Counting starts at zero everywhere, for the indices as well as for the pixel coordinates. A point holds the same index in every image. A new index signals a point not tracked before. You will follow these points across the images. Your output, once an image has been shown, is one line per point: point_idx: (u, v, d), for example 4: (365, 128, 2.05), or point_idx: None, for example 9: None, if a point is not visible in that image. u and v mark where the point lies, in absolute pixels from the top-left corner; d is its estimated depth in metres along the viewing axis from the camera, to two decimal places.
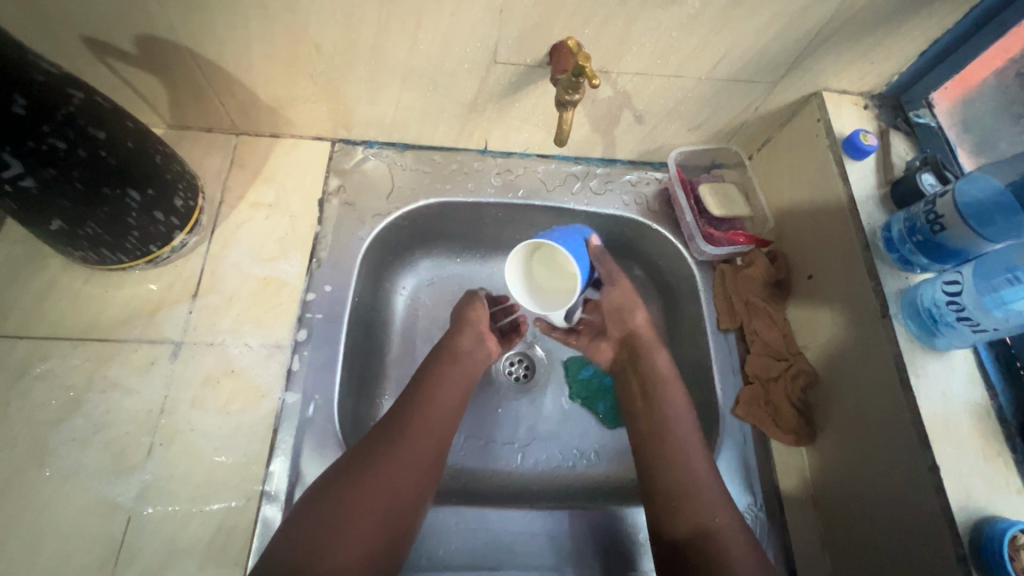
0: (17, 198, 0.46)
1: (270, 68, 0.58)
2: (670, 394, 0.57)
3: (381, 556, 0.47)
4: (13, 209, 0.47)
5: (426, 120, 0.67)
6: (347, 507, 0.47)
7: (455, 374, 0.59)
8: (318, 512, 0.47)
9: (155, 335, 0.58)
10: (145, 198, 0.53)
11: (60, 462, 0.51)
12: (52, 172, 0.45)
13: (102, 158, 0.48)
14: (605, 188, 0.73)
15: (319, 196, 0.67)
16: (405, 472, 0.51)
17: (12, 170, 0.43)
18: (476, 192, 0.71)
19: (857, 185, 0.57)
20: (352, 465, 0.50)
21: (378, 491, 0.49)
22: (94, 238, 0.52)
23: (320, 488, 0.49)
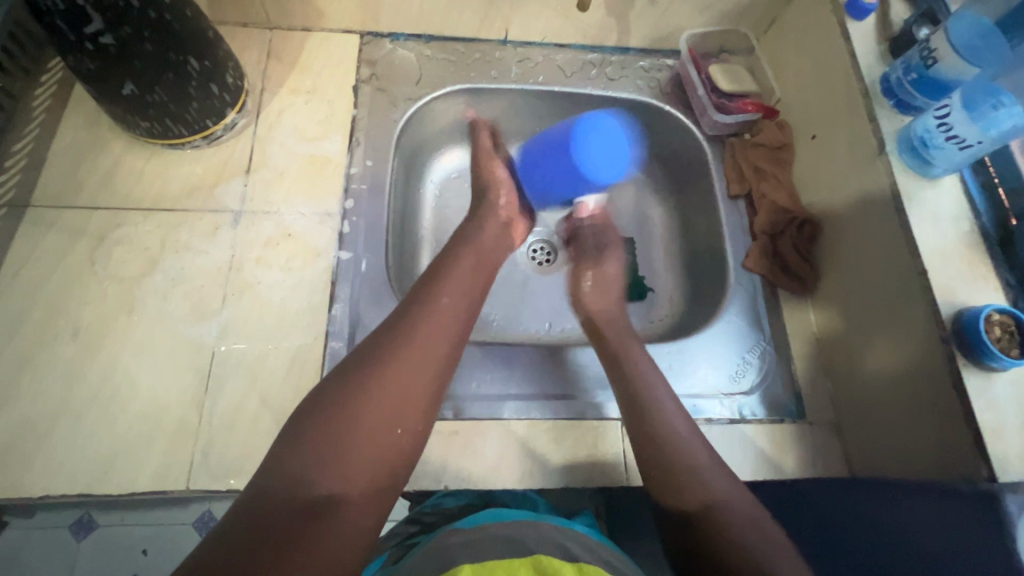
0: (98, 59, 0.51)
1: None
2: (644, 365, 0.58)
3: (387, 478, 0.44)
4: (90, 70, 0.52)
5: (451, 7, 0.71)
6: (347, 427, 0.43)
7: (453, 288, 0.55)
8: (312, 434, 0.42)
9: (217, 205, 0.63)
10: (203, 69, 0.58)
11: (146, 309, 0.57)
12: (128, 30, 0.50)
13: (167, 23, 0.52)
14: (619, 73, 0.78)
15: (353, 83, 0.72)
16: (408, 389, 0.47)
17: (97, 27, 0.48)
18: (499, 79, 0.75)
19: (858, 41, 0.62)
20: (350, 381, 0.46)
21: (378, 410, 0.45)
22: (160, 106, 0.57)
23: (313, 407, 0.44)
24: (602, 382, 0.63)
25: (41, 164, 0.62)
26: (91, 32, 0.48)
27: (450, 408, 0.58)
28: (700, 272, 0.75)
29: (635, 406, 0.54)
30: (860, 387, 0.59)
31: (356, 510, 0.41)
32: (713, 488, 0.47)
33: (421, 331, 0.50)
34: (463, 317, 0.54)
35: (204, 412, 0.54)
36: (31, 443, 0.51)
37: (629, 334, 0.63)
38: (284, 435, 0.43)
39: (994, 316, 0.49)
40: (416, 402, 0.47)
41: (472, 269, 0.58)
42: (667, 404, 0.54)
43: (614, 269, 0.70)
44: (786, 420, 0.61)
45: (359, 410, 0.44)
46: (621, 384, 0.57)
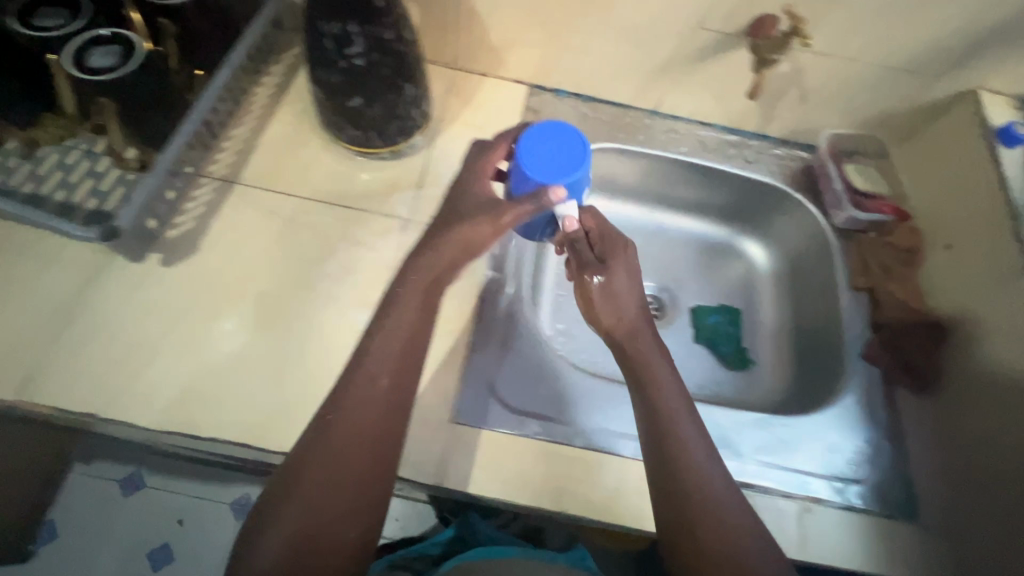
0: (345, 75, 0.60)
1: (512, 11, 0.72)
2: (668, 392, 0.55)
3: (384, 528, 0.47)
4: (333, 83, 0.61)
5: (618, 75, 0.79)
6: (292, 493, 0.47)
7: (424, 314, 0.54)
8: (309, 505, 0.46)
9: (390, 210, 0.71)
10: (413, 95, 0.67)
11: (320, 289, 0.64)
12: (378, 54, 0.59)
13: (403, 55, 0.61)
14: (755, 156, 0.84)
15: (518, 126, 0.80)
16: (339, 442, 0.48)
17: (359, 48, 0.58)
18: (646, 144, 0.83)
19: (1009, 166, 0.65)
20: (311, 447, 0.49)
21: (335, 479, 0.47)
22: (372, 120, 0.66)
23: (283, 474, 0.48)
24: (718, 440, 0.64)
25: (252, 151, 0.72)
26: (352, 51, 0.58)
27: (576, 436, 0.61)
28: (814, 356, 0.77)
29: (658, 442, 0.53)
30: (981, 495, 0.60)
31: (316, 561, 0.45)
32: (705, 533, 0.49)
33: (347, 395, 0.50)
34: (411, 367, 0.52)
35: None
36: (205, 389, 0.57)
37: (655, 343, 0.59)
38: (273, 500, 0.47)
39: None
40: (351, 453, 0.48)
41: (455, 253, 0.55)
42: (683, 434, 0.53)
43: (625, 281, 0.60)
44: (898, 518, 0.61)
45: (334, 482, 0.47)
46: (642, 411, 0.55)
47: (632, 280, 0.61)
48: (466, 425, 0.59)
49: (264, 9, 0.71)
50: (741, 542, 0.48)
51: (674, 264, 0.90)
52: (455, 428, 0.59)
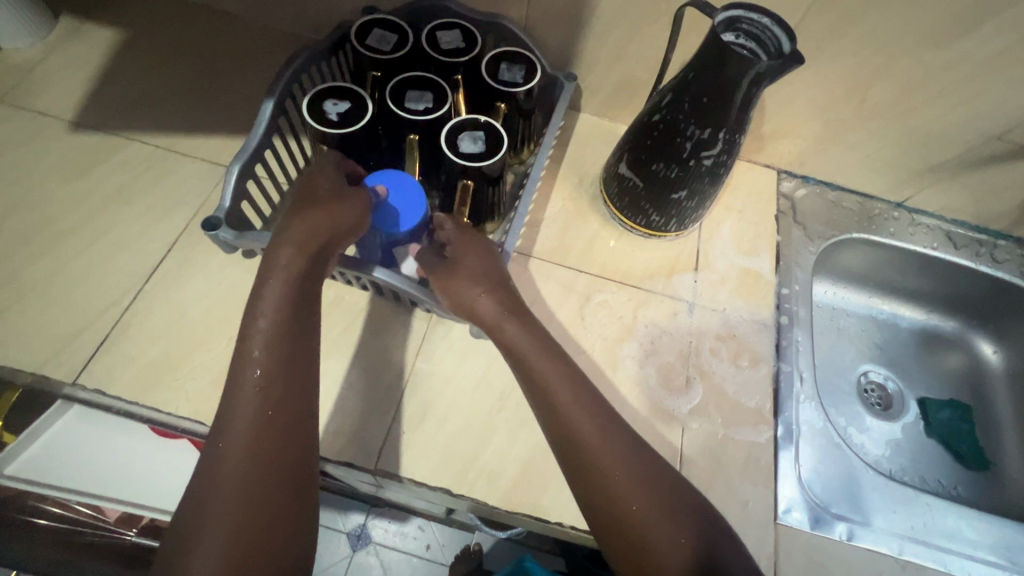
0: (685, 171, 0.63)
1: (802, 108, 0.75)
2: (556, 385, 0.53)
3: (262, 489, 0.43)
4: (669, 175, 0.64)
5: (879, 170, 0.81)
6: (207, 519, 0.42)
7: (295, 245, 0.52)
8: (212, 528, 0.41)
9: (674, 292, 0.72)
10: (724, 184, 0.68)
11: (628, 370, 0.66)
12: (724, 155, 0.61)
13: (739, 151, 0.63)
14: (1003, 256, 0.84)
15: (775, 212, 0.82)
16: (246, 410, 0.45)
17: (711, 149, 0.60)
18: (895, 236, 0.84)
19: None
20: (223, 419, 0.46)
21: (221, 490, 0.43)
22: (684, 207, 0.68)
23: (195, 502, 0.43)
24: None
25: (539, 224, 0.75)
26: (703, 152, 0.60)
27: (897, 545, 0.61)
28: None
29: (578, 464, 0.50)
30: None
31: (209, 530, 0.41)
32: (648, 547, 0.46)
33: (235, 410, 0.45)
34: (293, 365, 0.48)
35: None
36: (544, 469, 0.59)
37: (535, 337, 0.56)
38: (183, 523, 0.42)
39: None
40: (254, 419, 0.45)
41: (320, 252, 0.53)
42: (591, 436, 0.50)
43: (471, 265, 0.59)
44: None
45: (219, 494, 0.43)
46: (542, 413, 0.53)
47: (482, 264, 0.60)
48: (791, 526, 0.60)
49: (564, 91, 0.75)
50: (666, 542, 0.46)
51: (898, 354, 0.91)
52: (780, 529, 0.59)
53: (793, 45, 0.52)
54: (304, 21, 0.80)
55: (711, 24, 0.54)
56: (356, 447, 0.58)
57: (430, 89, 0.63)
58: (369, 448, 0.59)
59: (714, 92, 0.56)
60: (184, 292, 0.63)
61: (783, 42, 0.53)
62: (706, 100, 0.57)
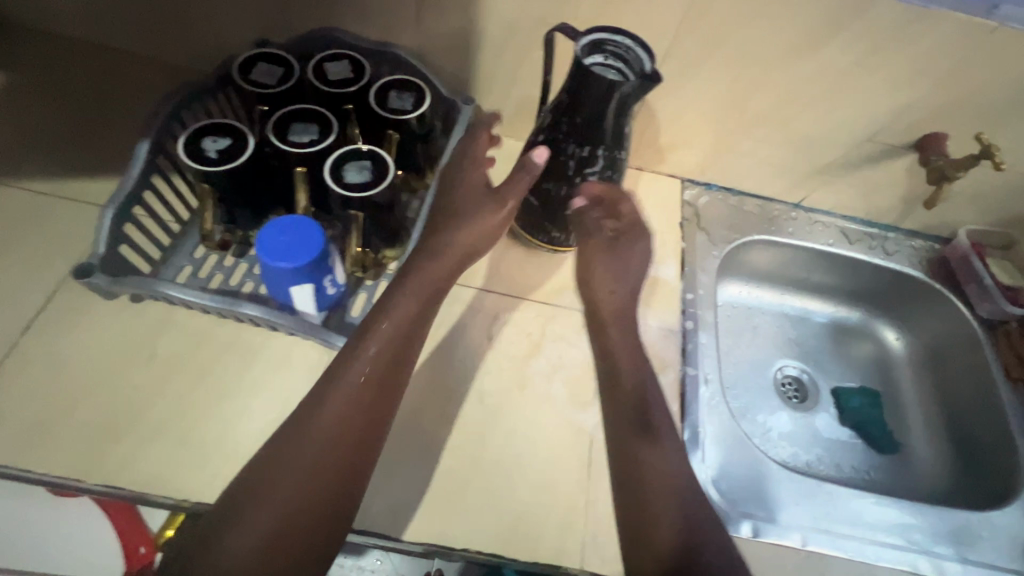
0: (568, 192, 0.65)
1: (692, 120, 0.77)
2: (645, 405, 0.61)
3: (318, 501, 0.47)
4: (559, 193, 0.65)
5: (773, 175, 0.85)
6: (268, 494, 0.47)
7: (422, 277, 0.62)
8: (267, 505, 0.46)
9: (582, 305, 0.74)
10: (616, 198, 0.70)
11: (535, 388, 0.66)
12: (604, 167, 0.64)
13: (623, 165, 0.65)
14: (894, 249, 0.89)
15: (679, 220, 0.84)
16: (330, 426, 0.51)
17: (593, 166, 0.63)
18: (794, 235, 0.88)
19: None
20: (304, 408, 0.52)
21: (291, 475, 0.48)
22: (579, 223, 0.70)
23: (267, 469, 0.48)
24: (928, 535, 0.66)
25: None
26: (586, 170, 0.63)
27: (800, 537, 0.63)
28: (977, 446, 0.80)
29: (622, 463, 0.58)
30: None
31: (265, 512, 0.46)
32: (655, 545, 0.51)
33: (325, 401, 0.52)
34: (378, 396, 0.54)
35: (589, 496, 0.60)
36: (450, 495, 0.59)
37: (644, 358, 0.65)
38: (251, 474, 0.48)
39: None
40: (337, 432, 0.50)
41: (418, 301, 0.60)
42: (663, 462, 0.57)
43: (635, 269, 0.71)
44: None
45: (282, 478, 0.48)
46: (613, 426, 0.61)
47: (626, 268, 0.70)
48: None
49: (461, 115, 0.76)
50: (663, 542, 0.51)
51: (810, 348, 0.94)
52: None
53: (652, 66, 0.55)
54: (198, 59, 0.79)
55: (574, 48, 0.56)
56: None
57: (314, 120, 0.63)
58: None
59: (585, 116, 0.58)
60: (69, 342, 0.60)
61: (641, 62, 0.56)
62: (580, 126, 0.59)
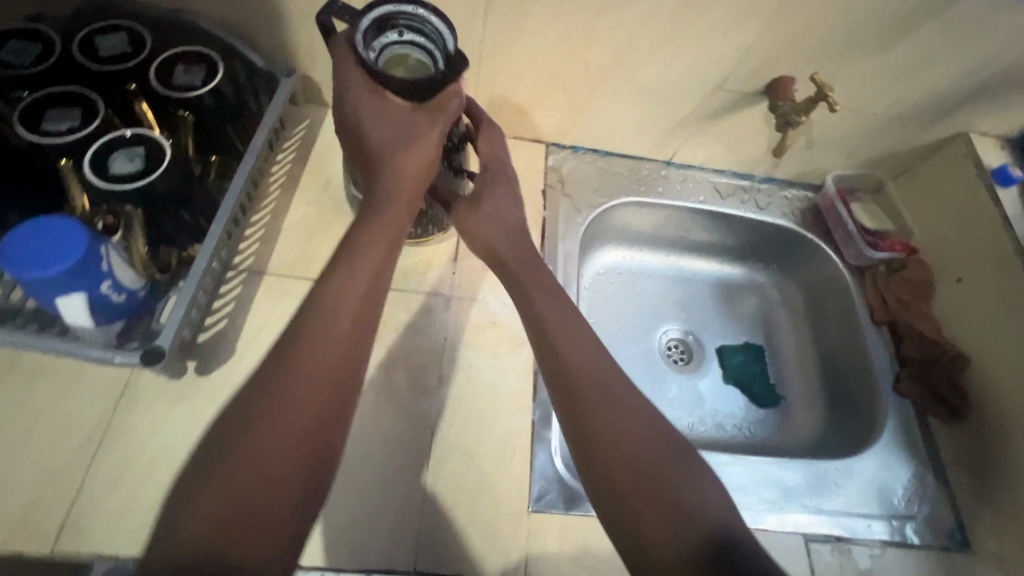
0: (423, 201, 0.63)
1: (536, 79, 0.72)
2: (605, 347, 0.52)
3: (298, 463, 0.39)
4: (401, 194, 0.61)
5: (636, 133, 0.81)
6: (237, 450, 0.37)
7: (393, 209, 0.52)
8: (235, 467, 0.37)
9: (429, 288, 0.69)
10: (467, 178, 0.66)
11: (371, 382, 0.62)
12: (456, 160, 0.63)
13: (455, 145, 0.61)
14: (767, 201, 0.87)
15: (542, 187, 0.80)
16: (303, 377, 0.41)
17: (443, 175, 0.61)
18: (664, 195, 0.85)
19: (1009, 205, 0.71)
20: (274, 358, 0.42)
21: (264, 430, 0.39)
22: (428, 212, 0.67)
23: (210, 443, 0.39)
24: (779, 488, 0.65)
25: (276, 236, 0.69)
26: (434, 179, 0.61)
27: None
28: (846, 391, 0.80)
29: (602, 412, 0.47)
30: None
31: (245, 475, 0.37)
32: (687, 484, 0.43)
33: (299, 348, 0.43)
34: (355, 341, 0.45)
35: (426, 491, 0.57)
36: None
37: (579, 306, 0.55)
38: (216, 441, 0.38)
39: None
40: (312, 386, 0.41)
41: (381, 247, 0.50)
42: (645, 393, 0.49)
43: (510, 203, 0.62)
44: (953, 549, 0.64)
45: (258, 429, 0.38)
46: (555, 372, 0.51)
47: (505, 206, 0.62)
48: (543, 512, 0.58)
49: (281, 87, 0.68)
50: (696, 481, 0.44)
51: (697, 307, 0.91)
52: (533, 518, 0.57)
53: (455, 46, 0.49)
54: None
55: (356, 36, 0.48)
56: (31, 528, 0.50)
57: (76, 104, 0.55)
58: (44, 528, 0.50)
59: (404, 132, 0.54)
60: None
61: (441, 46, 0.50)
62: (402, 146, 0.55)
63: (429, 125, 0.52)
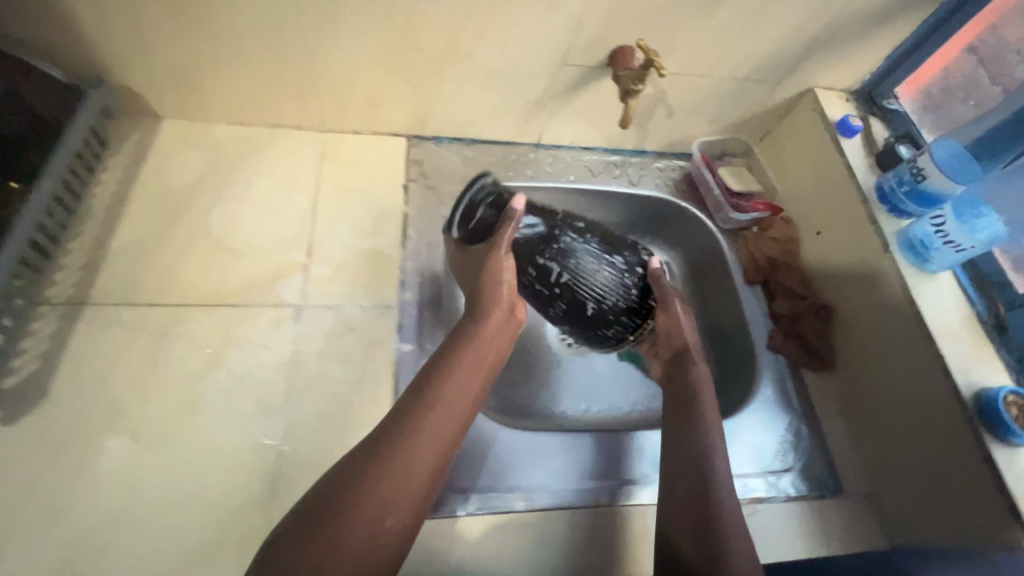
0: (669, 301, 0.64)
1: (374, 70, 0.69)
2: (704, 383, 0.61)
3: (385, 534, 0.43)
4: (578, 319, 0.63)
5: (496, 118, 0.79)
6: (355, 498, 0.43)
7: (469, 356, 0.53)
8: (359, 518, 0.43)
9: (277, 300, 0.64)
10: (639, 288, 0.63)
11: (209, 409, 0.57)
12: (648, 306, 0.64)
13: (544, 289, 0.62)
14: (639, 174, 0.87)
15: (402, 182, 0.77)
16: (427, 456, 0.47)
17: (616, 295, 0.61)
18: (534, 178, 0.83)
19: (851, 155, 0.73)
20: (390, 430, 0.47)
21: (375, 490, 0.44)
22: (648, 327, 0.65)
23: (319, 497, 0.44)
24: (650, 462, 0.65)
25: (97, 262, 0.63)
26: (608, 294, 0.61)
27: (520, 500, 0.59)
28: (728, 355, 0.79)
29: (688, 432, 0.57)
30: (884, 451, 0.65)
31: (348, 532, 0.42)
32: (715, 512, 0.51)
33: (413, 429, 0.47)
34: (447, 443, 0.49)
35: (270, 519, 0.53)
36: (88, 561, 0.49)
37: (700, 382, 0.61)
38: (341, 489, 0.44)
39: (1009, 398, 0.56)
40: (422, 470, 0.46)
41: (468, 376, 0.52)
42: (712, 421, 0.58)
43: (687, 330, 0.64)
44: (826, 495, 0.65)
45: (396, 485, 0.45)
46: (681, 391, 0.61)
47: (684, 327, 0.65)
48: None
49: (90, 101, 0.65)
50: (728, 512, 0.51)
51: None
52: None
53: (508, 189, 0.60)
54: None
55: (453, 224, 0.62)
56: None
57: None
58: None
59: (551, 251, 0.60)
60: None
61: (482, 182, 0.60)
62: (609, 239, 0.63)
63: (500, 255, 0.58)
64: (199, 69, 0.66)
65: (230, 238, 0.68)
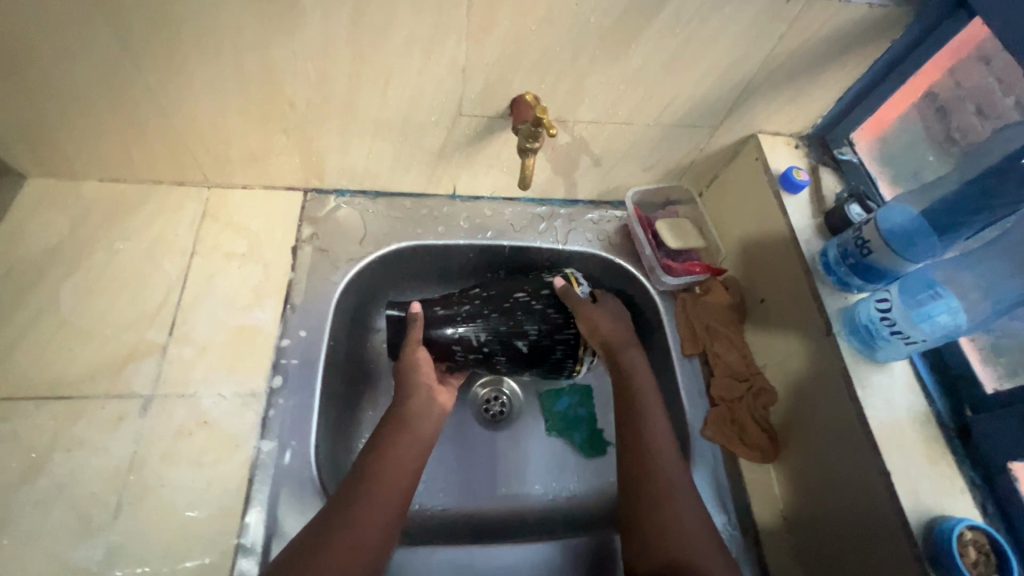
0: (582, 306, 0.62)
1: (244, 123, 0.61)
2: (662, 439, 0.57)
3: None
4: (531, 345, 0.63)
5: (398, 170, 0.71)
6: None
7: (402, 442, 0.55)
8: None
9: (123, 390, 0.57)
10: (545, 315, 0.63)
11: (20, 528, 0.50)
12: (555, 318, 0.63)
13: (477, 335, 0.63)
14: (568, 227, 0.77)
15: (292, 244, 0.69)
16: (354, 551, 0.46)
17: (532, 320, 0.62)
18: (447, 235, 0.74)
19: (795, 214, 0.63)
20: (315, 532, 0.47)
21: None
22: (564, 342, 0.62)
23: None
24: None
25: None
26: (525, 322, 0.62)
27: None
28: None
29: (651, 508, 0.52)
30: (829, 572, 0.55)
31: None
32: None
33: (343, 529, 0.47)
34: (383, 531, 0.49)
35: None
36: None
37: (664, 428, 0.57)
38: None
39: (967, 534, 0.46)
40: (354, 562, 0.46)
41: (411, 458, 0.54)
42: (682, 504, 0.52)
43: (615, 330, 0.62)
44: None
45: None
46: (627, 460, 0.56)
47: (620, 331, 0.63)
48: None
49: None
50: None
51: None
52: None
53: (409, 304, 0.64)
54: None
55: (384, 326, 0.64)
56: None
57: None
58: None
59: (458, 322, 0.63)
60: None
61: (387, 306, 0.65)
62: (500, 292, 0.65)
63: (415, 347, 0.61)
64: (46, 128, 0.59)
65: (82, 317, 0.60)
